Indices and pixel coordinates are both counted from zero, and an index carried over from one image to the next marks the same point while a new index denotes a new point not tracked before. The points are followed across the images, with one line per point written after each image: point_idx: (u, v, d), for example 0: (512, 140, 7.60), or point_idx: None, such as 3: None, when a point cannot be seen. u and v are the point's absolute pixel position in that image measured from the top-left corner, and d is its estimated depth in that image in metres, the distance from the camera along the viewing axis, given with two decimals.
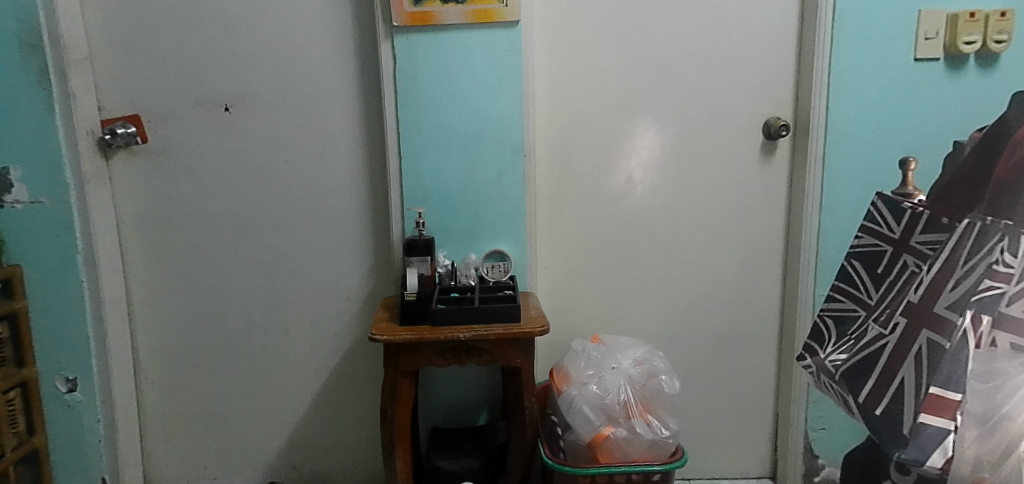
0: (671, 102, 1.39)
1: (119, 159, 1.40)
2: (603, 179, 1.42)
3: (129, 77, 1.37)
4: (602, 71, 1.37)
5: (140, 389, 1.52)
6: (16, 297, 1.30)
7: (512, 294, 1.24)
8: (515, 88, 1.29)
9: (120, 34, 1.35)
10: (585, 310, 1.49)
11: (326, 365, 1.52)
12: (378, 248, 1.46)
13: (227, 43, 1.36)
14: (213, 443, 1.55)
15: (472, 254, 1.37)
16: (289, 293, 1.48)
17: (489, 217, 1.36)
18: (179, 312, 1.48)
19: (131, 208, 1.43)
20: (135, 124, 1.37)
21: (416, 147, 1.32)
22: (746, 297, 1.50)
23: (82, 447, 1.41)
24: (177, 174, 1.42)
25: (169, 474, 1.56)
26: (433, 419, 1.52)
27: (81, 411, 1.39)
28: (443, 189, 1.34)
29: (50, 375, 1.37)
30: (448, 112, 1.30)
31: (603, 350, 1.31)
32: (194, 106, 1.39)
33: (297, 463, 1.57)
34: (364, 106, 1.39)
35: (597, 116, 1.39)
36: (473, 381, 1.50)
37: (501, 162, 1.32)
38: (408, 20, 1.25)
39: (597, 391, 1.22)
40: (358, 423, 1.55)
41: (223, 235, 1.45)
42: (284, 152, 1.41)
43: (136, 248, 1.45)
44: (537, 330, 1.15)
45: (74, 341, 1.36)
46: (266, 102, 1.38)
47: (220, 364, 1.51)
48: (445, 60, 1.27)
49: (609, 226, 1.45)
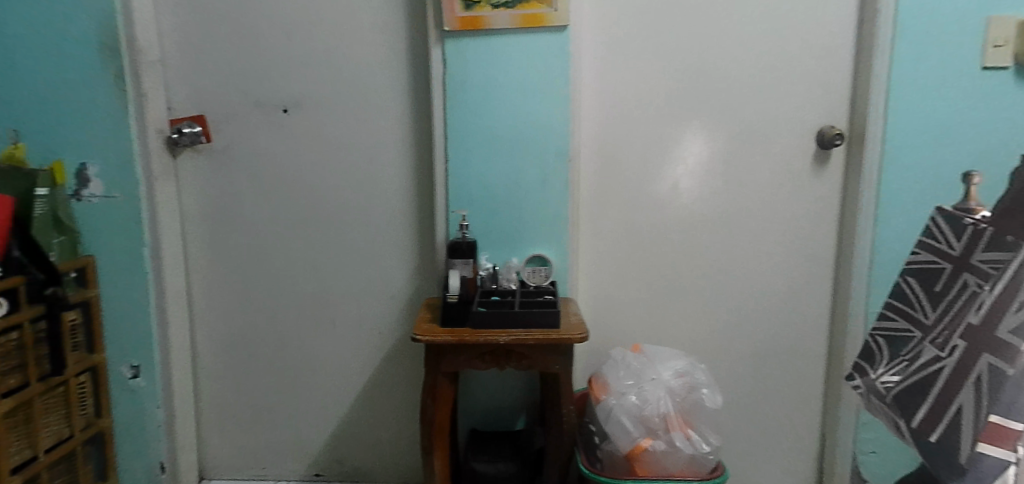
0: (720, 108, 1.36)
1: (186, 157, 1.48)
2: (648, 186, 1.40)
3: (197, 79, 1.44)
4: (648, 74, 1.35)
5: (198, 378, 1.59)
6: (89, 286, 1.40)
7: (552, 300, 1.25)
8: (562, 92, 1.29)
9: (190, 38, 1.43)
10: (625, 318, 1.46)
11: (369, 362, 1.55)
12: (422, 249, 1.48)
13: (286, 47, 1.41)
14: (262, 434, 1.60)
15: (514, 258, 1.38)
16: (336, 290, 1.52)
17: (533, 222, 1.36)
18: (233, 304, 1.55)
19: (195, 204, 1.50)
20: (200, 124, 1.45)
21: (461, 150, 1.33)
22: (795, 311, 1.44)
23: (143, 431, 1.49)
24: (238, 173, 1.48)
25: (220, 461, 1.63)
26: (473, 421, 1.53)
27: (143, 396, 1.47)
28: (486, 193, 1.35)
29: (117, 362, 1.45)
30: (493, 116, 1.31)
31: (643, 359, 1.29)
32: (254, 108, 1.45)
33: (340, 457, 1.61)
34: (413, 109, 1.42)
35: (644, 121, 1.37)
36: (511, 385, 1.51)
37: (544, 166, 1.33)
38: (459, 25, 1.26)
39: (636, 402, 1.20)
40: (399, 420, 1.58)
41: (277, 232, 1.50)
42: (337, 154, 1.45)
43: (198, 242, 1.52)
44: (576, 337, 1.15)
45: (139, 330, 1.45)
46: (321, 105, 1.43)
47: (269, 356, 1.56)
48: (494, 64, 1.29)
49: (652, 233, 1.42)
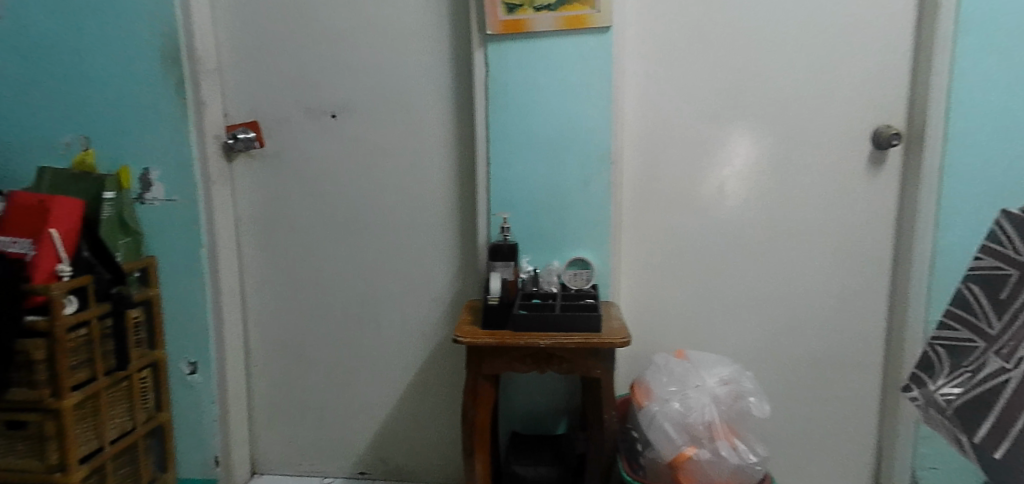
0: (769, 108, 1.32)
1: (240, 162, 1.54)
2: (692, 188, 1.37)
3: (250, 87, 1.50)
4: (694, 74, 1.32)
5: (250, 375, 1.64)
6: (151, 286, 1.47)
7: (594, 303, 1.23)
8: (605, 94, 1.28)
9: (244, 48, 1.48)
10: (669, 323, 1.43)
11: (413, 363, 1.57)
12: (465, 251, 1.50)
13: (334, 54, 1.45)
14: (310, 431, 1.65)
15: (555, 261, 1.37)
16: (381, 291, 1.55)
17: (574, 225, 1.35)
18: (282, 304, 1.59)
19: (248, 207, 1.56)
20: (253, 129, 1.50)
21: (503, 152, 1.34)
22: (848, 318, 1.38)
23: (200, 425, 1.55)
24: (288, 176, 1.53)
25: (270, 456, 1.68)
26: (514, 424, 1.53)
27: (200, 391, 1.54)
28: (528, 196, 1.35)
29: (177, 358, 1.53)
30: (536, 118, 1.31)
31: (687, 365, 1.26)
32: (304, 114, 1.49)
33: (384, 456, 1.63)
34: (456, 112, 1.44)
35: (688, 122, 1.34)
36: (552, 388, 1.50)
37: (586, 169, 1.32)
38: (501, 28, 1.27)
39: (679, 409, 1.17)
40: (441, 421, 1.59)
41: (324, 234, 1.54)
42: (382, 158, 1.48)
43: (250, 244, 1.58)
44: (618, 341, 1.13)
45: (197, 327, 1.51)
46: (368, 110, 1.47)
47: (317, 355, 1.60)
48: (536, 67, 1.29)
49: (697, 236, 1.39)
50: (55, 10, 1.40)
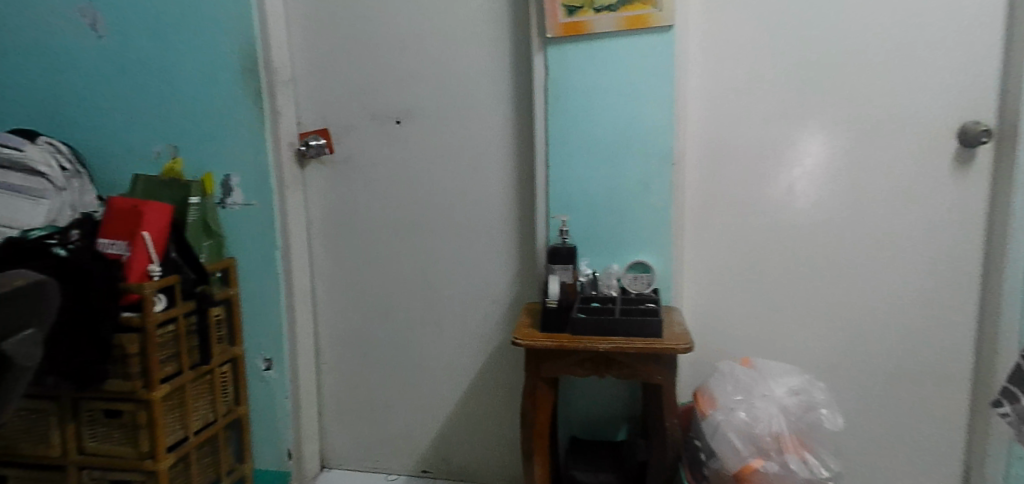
0: (844, 105, 1.25)
1: (312, 168, 1.60)
2: (760, 189, 1.32)
3: (321, 95, 1.57)
4: (761, 71, 1.27)
5: (320, 373, 1.71)
6: (231, 285, 1.55)
7: (655, 308, 1.21)
8: (667, 94, 1.26)
9: (316, 59, 1.55)
10: (734, 330, 1.38)
11: (474, 365, 1.59)
12: (524, 254, 1.50)
13: (399, 63, 1.50)
14: (375, 428, 1.69)
15: (615, 264, 1.35)
16: (443, 293, 1.58)
17: (635, 228, 1.33)
18: (350, 305, 1.65)
19: (319, 211, 1.63)
20: (325, 136, 1.57)
21: (563, 155, 1.33)
22: (932, 329, 1.29)
23: (274, 419, 1.63)
24: (355, 181, 1.58)
25: (338, 452, 1.74)
26: (573, 429, 1.52)
27: (275, 387, 1.62)
28: (588, 198, 1.34)
29: (254, 354, 1.61)
30: (596, 121, 1.30)
31: (753, 374, 1.21)
32: (371, 120, 1.55)
33: (445, 456, 1.66)
34: (517, 116, 1.45)
35: (755, 121, 1.29)
36: (612, 394, 1.48)
37: (648, 171, 1.29)
38: (562, 31, 1.27)
39: (745, 419, 1.13)
40: (501, 423, 1.60)
41: (389, 237, 1.59)
42: (445, 162, 1.51)
43: (321, 246, 1.64)
44: (680, 347, 1.11)
45: (272, 326, 1.59)
46: (431, 116, 1.50)
47: (381, 355, 1.65)
48: (596, 69, 1.28)
49: (765, 239, 1.33)
50: (145, 27, 1.49)
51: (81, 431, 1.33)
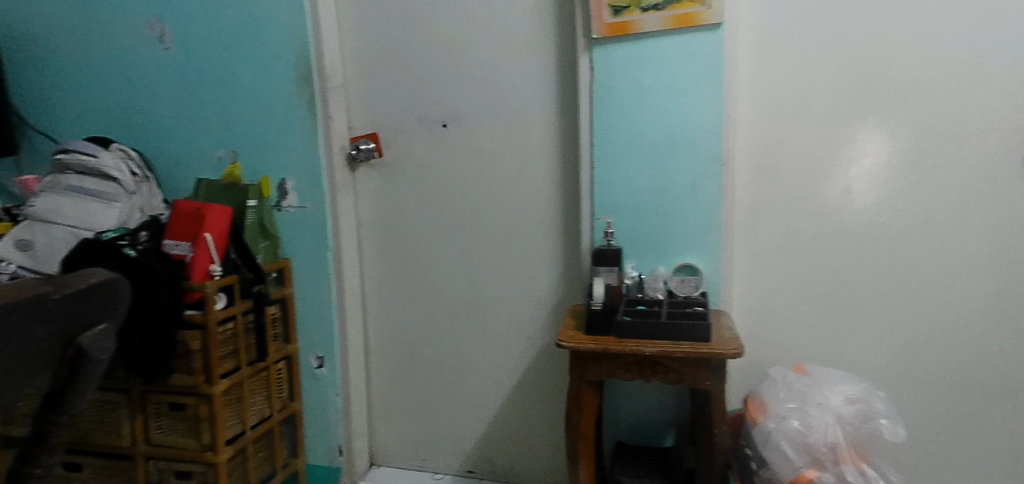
0: (905, 101, 1.20)
1: (362, 171, 1.65)
2: (814, 190, 1.27)
3: (371, 100, 1.60)
4: (816, 68, 1.23)
5: (369, 371, 1.75)
6: (285, 285, 1.59)
7: (703, 311, 1.18)
8: (716, 93, 1.23)
9: (366, 65, 1.59)
10: (787, 336, 1.33)
11: (519, 366, 1.59)
12: (570, 256, 1.50)
13: (446, 67, 1.52)
14: (421, 427, 1.72)
15: (662, 267, 1.33)
16: (489, 295, 1.59)
17: (683, 230, 1.30)
18: (397, 305, 1.68)
19: (368, 213, 1.66)
20: (374, 141, 1.61)
21: (608, 156, 1.32)
22: (1004, 337, 1.21)
23: (325, 416, 1.67)
24: (403, 184, 1.62)
25: (387, 450, 1.77)
26: (619, 433, 1.50)
27: (326, 384, 1.66)
28: (634, 200, 1.32)
29: (307, 352, 1.66)
30: (642, 121, 1.28)
31: (808, 381, 1.17)
32: (418, 124, 1.57)
33: (490, 457, 1.67)
34: (562, 118, 1.45)
35: (809, 120, 1.25)
36: (659, 399, 1.45)
37: (696, 171, 1.27)
38: (607, 31, 1.26)
39: (799, 428, 1.09)
40: (546, 425, 1.60)
41: (435, 239, 1.61)
42: (490, 164, 1.53)
43: (370, 248, 1.68)
44: (729, 352, 1.08)
45: (324, 325, 1.64)
46: (477, 119, 1.52)
47: (428, 355, 1.68)
48: (643, 69, 1.26)
49: (819, 242, 1.28)
50: (208, 38, 1.56)
51: (148, 424, 1.40)
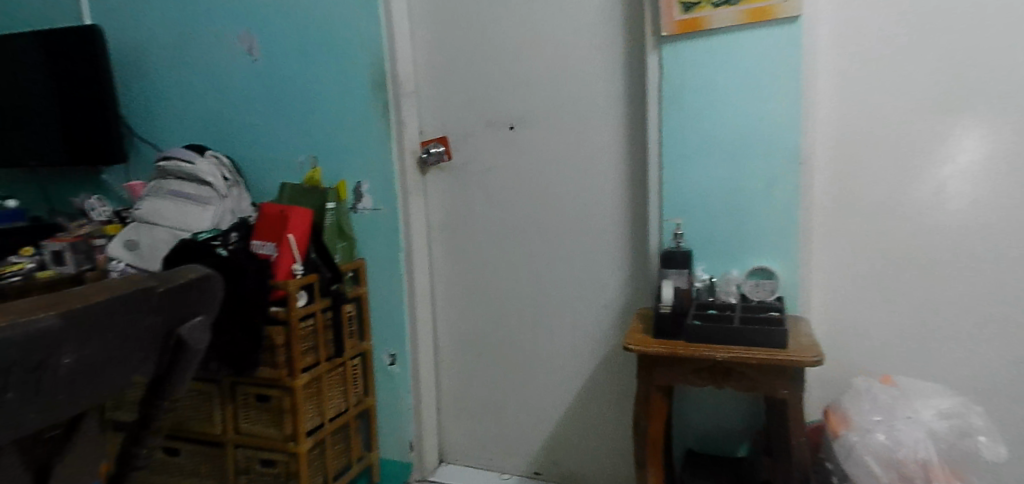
0: (1009, 92, 1.10)
1: (432, 174, 1.69)
2: (903, 190, 1.19)
3: (441, 105, 1.65)
4: (905, 60, 1.16)
5: (439, 370, 1.79)
6: (360, 284, 1.67)
7: (779, 317, 1.13)
8: (793, 89, 1.18)
9: (436, 70, 1.63)
10: (872, 344, 1.26)
11: (586, 369, 1.59)
12: (638, 258, 1.48)
13: (514, 71, 1.54)
14: (489, 427, 1.74)
15: (735, 270, 1.29)
16: (556, 296, 1.59)
17: (757, 232, 1.26)
18: (466, 305, 1.72)
19: (439, 215, 1.71)
20: (443, 144, 1.64)
21: (678, 156, 1.29)
22: None
23: (397, 412, 1.73)
24: (472, 187, 1.65)
25: (455, 448, 1.81)
26: (689, 441, 1.45)
27: (398, 381, 1.72)
28: (705, 201, 1.29)
29: (380, 350, 1.73)
30: (714, 119, 1.25)
31: (895, 393, 1.10)
32: (487, 127, 1.60)
33: (557, 459, 1.67)
34: (631, 118, 1.44)
35: (897, 115, 1.18)
36: (732, 408, 1.41)
37: (771, 171, 1.22)
38: (678, 29, 1.23)
39: (885, 442, 1.02)
40: (614, 429, 1.58)
41: (503, 241, 1.63)
42: (558, 166, 1.53)
43: (440, 249, 1.73)
44: (807, 360, 1.03)
45: (397, 323, 1.70)
46: (545, 121, 1.53)
47: (495, 354, 1.70)
48: (715, 66, 1.23)
49: (909, 245, 1.21)
50: (291, 50, 1.66)
51: (238, 413, 1.50)
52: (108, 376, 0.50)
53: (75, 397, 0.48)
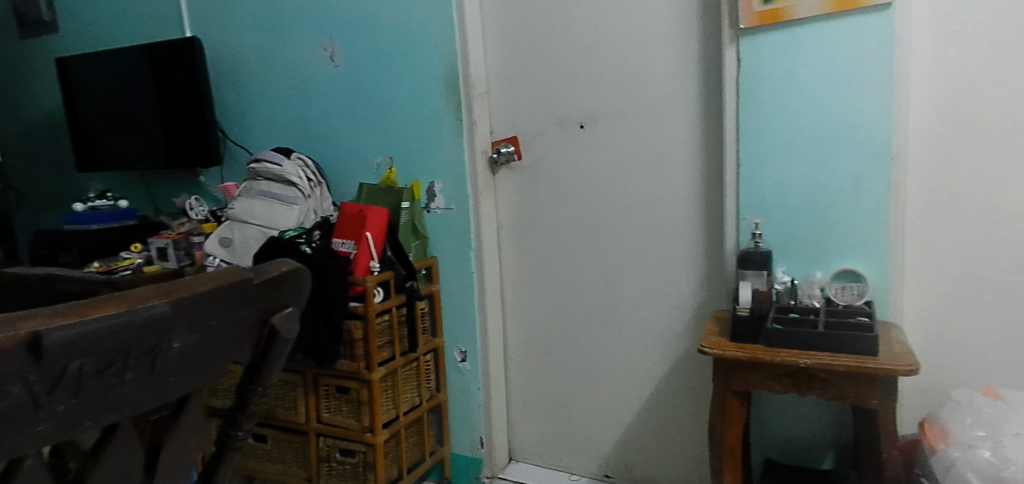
0: None
1: (502, 174, 1.70)
2: (1010, 186, 1.11)
3: (511, 105, 1.66)
4: (1012, 47, 1.08)
5: (508, 368, 1.80)
6: (433, 281, 1.73)
7: (869, 322, 1.07)
8: (884, 80, 1.12)
9: (507, 71, 1.65)
10: (972, 354, 1.17)
11: (658, 371, 1.56)
12: (712, 259, 1.44)
13: (585, 69, 1.53)
14: (558, 426, 1.74)
15: (819, 272, 1.22)
16: (627, 296, 1.57)
17: (844, 232, 1.19)
18: (536, 304, 1.72)
19: (509, 214, 1.72)
20: (513, 144, 1.66)
21: (756, 153, 1.24)
22: None
23: (468, 408, 1.74)
24: (542, 185, 1.65)
25: (525, 446, 1.81)
26: (769, 450, 1.39)
27: (469, 377, 1.73)
28: (786, 199, 1.23)
29: (451, 346, 1.75)
30: (797, 114, 1.19)
31: (1002, 407, 1.02)
32: (557, 126, 1.60)
33: (627, 462, 1.65)
34: (705, 115, 1.40)
35: (1003, 106, 1.10)
36: (817, 418, 1.34)
37: (858, 167, 1.16)
38: (756, 20, 1.18)
39: (991, 460, 0.94)
40: (688, 434, 1.54)
41: (573, 240, 1.63)
42: (630, 164, 1.51)
43: (510, 248, 1.74)
44: (901, 369, 0.96)
45: (468, 321, 1.71)
46: (616, 119, 1.51)
47: (565, 353, 1.69)
48: (797, 57, 1.17)
49: (1016, 246, 1.12)
50: (369, 55, 1.72)
51: (320, 403, 1.57)
52: (203, 369, 0.48)
53: (167, 391, 0.46)
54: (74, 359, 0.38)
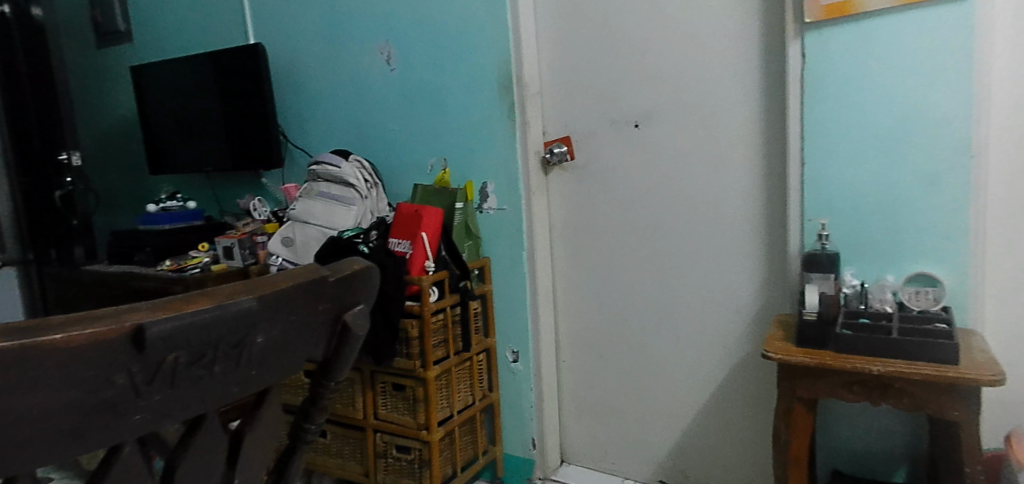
0: None
1: (555, 174, 1.70)
2: None
3: (564, 105, 1.65)
4: None
5: (560, 369, 1.79)
6: (485, 281, 1.72)
7: (948, 330, 1.01)
8: (964, 73, 1.06)
9: (560, 71, 1.64)
10: None
11: (715, 375, 1.52)
12: (774, 260, 1.40)
13: (640, 68, 1.51)
14: (611, 429, 1.72)
15: (890, 275, 1.17)
16: (683, 298, 1.54)
17: (918, 233, 1.13)
18: (588, 305, 1.71)
19: (561, 214, 1.71)
20: (566, 144, 1.65)
21: (823, 151, 1.19)
22: None
23: (520, 408, 1.74)
24: (595, 186, 1.64)
25: (577, 448, 1.80)
26: (836, 461, 1.34)
27: (521, 378, 1.73)
28: (855, 198, 1.18)
29: (503, 346, 1.75)
30: (867, 110, 1.14)
31: None
32: (611, 126, 1.58)
33: (683, 468, 1.61)
34: (767, 112, 1.36)
35: None
36: (889, 429, 1.28)
37: (935, 165, 1.10)
38: (823, 14, 1.14)
39: None
40: (747, 441, 1.50)
41: (627, 240, 1.61)
42: (686, 164, 1.48)
43: (562, 248, 1.73)
44: (987, 378, 0.91)
45: (520, 321, 1.71)
46: (672, 118, 1.48)
47: (618, 355, 1.67)
48: (868, 51, 1.12)
49: None
50: (424, 58, 1.75)
51: (377, 400, 1.60)
52: (284, 363, 0.49)
53: (251, 383, 0.47)
54: (171, 351, 0.39)
